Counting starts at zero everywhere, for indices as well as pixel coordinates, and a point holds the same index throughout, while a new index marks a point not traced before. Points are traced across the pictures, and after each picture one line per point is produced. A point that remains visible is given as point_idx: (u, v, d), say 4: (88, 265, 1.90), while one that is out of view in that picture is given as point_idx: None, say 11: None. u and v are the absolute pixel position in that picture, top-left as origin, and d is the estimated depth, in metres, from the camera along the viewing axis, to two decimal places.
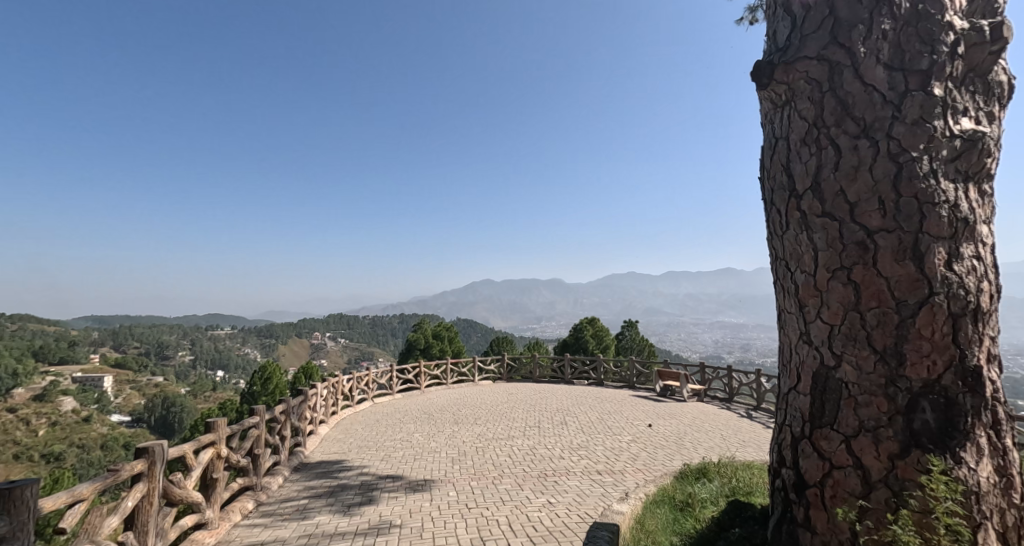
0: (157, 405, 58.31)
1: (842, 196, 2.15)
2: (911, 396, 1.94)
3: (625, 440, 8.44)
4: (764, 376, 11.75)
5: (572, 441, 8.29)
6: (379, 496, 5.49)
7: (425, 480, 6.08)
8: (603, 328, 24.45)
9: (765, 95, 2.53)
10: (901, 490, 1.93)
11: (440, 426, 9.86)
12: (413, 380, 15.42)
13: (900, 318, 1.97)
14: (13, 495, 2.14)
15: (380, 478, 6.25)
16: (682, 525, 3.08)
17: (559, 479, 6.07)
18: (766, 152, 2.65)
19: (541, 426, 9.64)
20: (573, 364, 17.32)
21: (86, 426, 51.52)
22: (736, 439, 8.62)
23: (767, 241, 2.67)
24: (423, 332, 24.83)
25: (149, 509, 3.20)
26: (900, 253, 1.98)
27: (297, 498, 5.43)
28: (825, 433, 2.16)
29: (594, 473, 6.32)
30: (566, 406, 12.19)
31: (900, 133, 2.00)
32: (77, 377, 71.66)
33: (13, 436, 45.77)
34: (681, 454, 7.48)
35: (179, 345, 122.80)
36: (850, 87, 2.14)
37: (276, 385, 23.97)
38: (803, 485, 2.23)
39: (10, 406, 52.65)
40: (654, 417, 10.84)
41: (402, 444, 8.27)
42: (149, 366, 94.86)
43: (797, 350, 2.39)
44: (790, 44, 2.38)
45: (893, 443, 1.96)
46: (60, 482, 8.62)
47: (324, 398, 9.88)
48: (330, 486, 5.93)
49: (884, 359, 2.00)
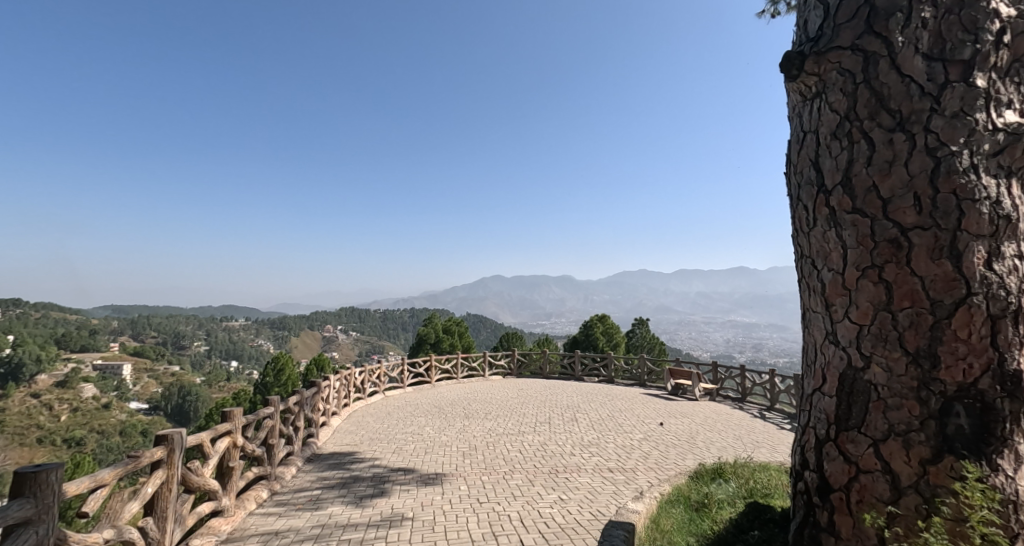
0: (174, 393, 59.61)
1: (874, 192, 2.09)
2: (944, 399, 1.87)
3: (636, 438, 8.40)
4: (779, 376, 11.58)
5: (583, 438, 8.26)
6: (391, 488, 5.52)
7: (437, 474, 6.11)
8: (613, 326, 24.30)
9: (794, 87, 2.46)
10: (933, 497, 1.85)
11: (451, 420, 9.88)
12: (423, 374, 15.51)
13: (935, 319, 1.90)
14: (38, 478, 2.17)
15: (392, 470, 6.29)
16: (698, 526, 3.03)
17: (571, 476, 6.04)
18: (793, 147, 2.57)
19: (551, 422, 9.63)
20: (583, 361, 17.27)
21: (104, 413, 52.77)
22: (749, 439, 8.53)
23: (792, 239, 2.61)
24: (434, 326, 24.96)
25: (168, 495, 3.24)
26: (936, 252, 1.90)
27: (310, 489, 5.47)
28: (851, 436, 2.11)
29: (606, 470, 6.28)
30: (577, 403, 12.16)
31: (938, 126, 1.92)
32: (96, 365, 73.51)
33: (36, 420, 47.30)
34: (694, 453, 7.41)
35: (195, 334, 125.31)
36: (885, 78, 2.06)
37: (289, 377, 24.29)
38: (827, 489, 2.17)
39: (33, 391, 54.38)
40: (666, 415, 10.77)
41: (413, 438, 8.33)
42: (165, 356, 96.96)
43: (823, 351, 2.34)
44: (823, 34, 2.31)
45: (925, 447, 1.89)
46: (82, 468, 8.84)
47: (337, 390, 10.00)
48: (343, 477, 5.98)
49: (917, 361, 1.94)
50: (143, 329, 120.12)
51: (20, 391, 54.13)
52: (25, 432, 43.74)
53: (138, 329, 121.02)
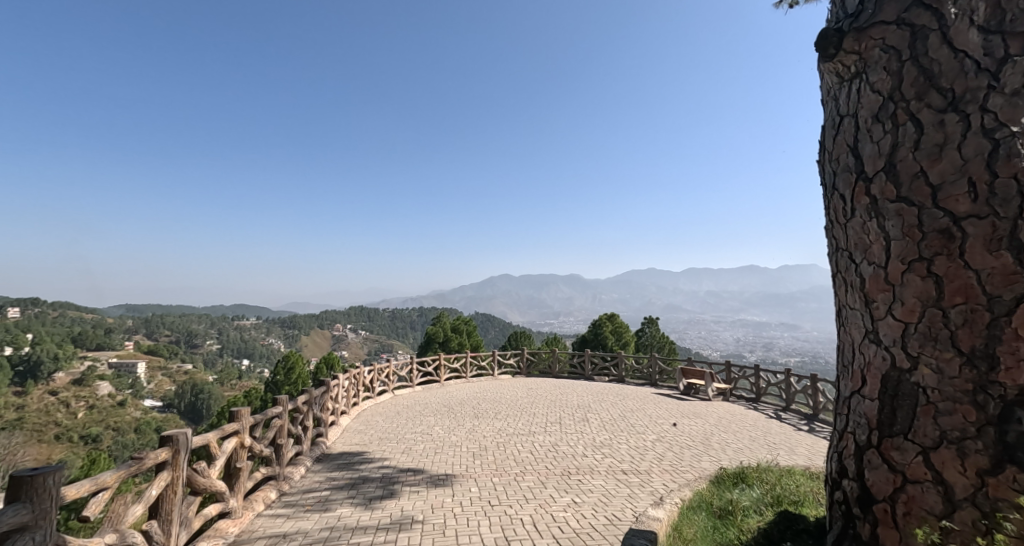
0: (187, 391, 60.52)
1: (922, 178, 1.93)
2: (1003, 405, 1.69)
3: (650, 439, 8.24)
4: (794, 376, 11.32)
5: (595, 438, 8.11)
6: (400, 490, 5.42)
7: (447, 475, 5.99)
8: (622, 325, 24.04)
9: (830, 68, 2.31)
10: (993, 511, 1.68)
11: (460, 420, 9.77)
12: (433, 373, 15.42)
13: (992, 317, 1.73)
14: (34, 482, 2.07)
15: (402, 471, 6.19)
16: (724, 534, 2.86)
17: (583, 478, 5.90)
18: (828, 132, 2.41)
19: (562, 422, 9.50)
20: (593, 360, 17.12)
21: (118, 410, 53.64)
22: (766, 440, 8.32)
23: (827, 231, 2.46)
24: (442, 325, 24.96)
25: (173, 498, 3.13)
26: (994, 242, 1.72)
27: (319, 489, 5.39)
28: (897, 443, 1.95)
29: (620, 472, 6.14)
30: (587, 402, 12.01)
31: (996, 105, 1.74)
32: (112, 362, 74.86)
33: (54, 417, 48.42)
34: (710, 455, 7.24)
35: (207, 333, 127.18)
36: (936, 54, 1.89)
37: (299, 375, 24.48)
38: (869, 500, 2.02)
39: (52, 390, 55.72)
40: (678, 415, 10.60)
41: (423, 437, 8.23)
42: (179, 354, 98.53)
43: (862, 350, 2.19)
44: (864, 10, 2.16)
45: (983, 457, 1.72)
46: (97, 464, 8.89)
47: (346, 389, 9.96)
48: (352, 478, 5.89)
49: (973, 362, 1.77)
50: (157, 328, 122.11)
51: (38, 389, 55.61)
52: (43, 429, 44.89)
53: (152, 327, 123.24)
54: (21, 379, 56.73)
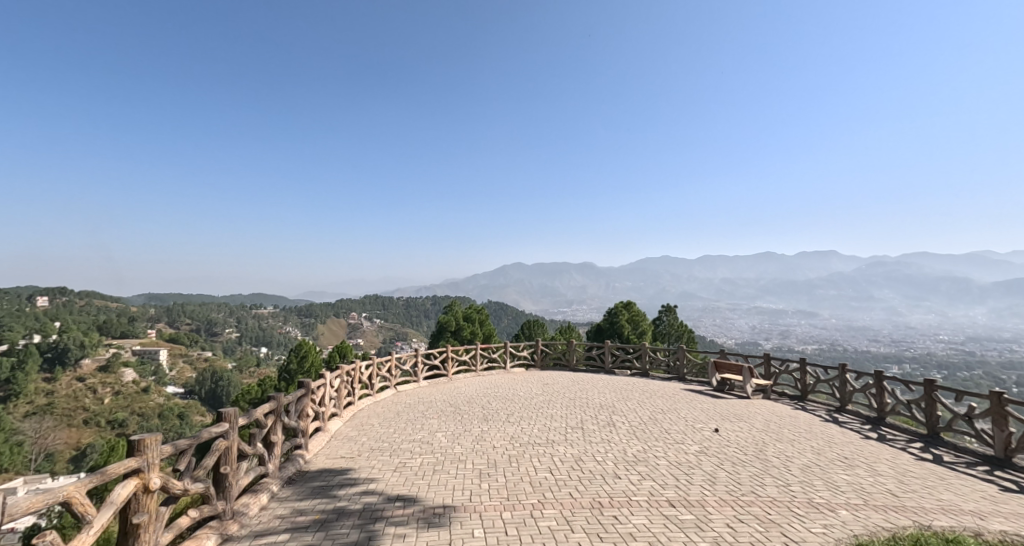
0: (208, 379, 61.45)
1: None
2: None
3: (693, 451, 6.85)
4: (850, 372, 9.84)
5: (627, 452, 6.72)
6: (381, 533, 4.12)
7: (444, 508, 4.67)
8: (641, 313, 22.59)
9: None
10: None
11: (467, 424, 8.47)
12: (440, 367, 14.15)
13: None
14: None
15: (387, 501, 4.88)
16: None
17: (621, 514, 4.55)
18: None
19: (585, 428, 8.16)
20: (614, 353, 15.73)
21: (143, 394, 54.42)
22: (835, 454, 6.82)
23: None
24: (454, 314, 23.84)
25: None
26: None
27: (277, 532, 4.14)
28: None
29: (666, 505, 4.77)
30: (612, 402, 10.63)
31: None
32: (136, 348, 76.59)
33: (82, 403, 49.64)
34: (771, 475, 5.84)
35: (226, 321, 129.18)
36: None
37: (312, 363, 23.58)
38: None
39: (79, 376, 57.01)
40: (719, 418, 9.19)
41: (420, 448, 6.96)
42: (198, 342, 100.08)
43: None
44: None
45: None
46: None
47: (336, 388, 8.77)
48: (324, 511, 4.61)
49: None
50: (179, 315, 124.78)
51: (67, 376, 56.95)
52: (72, 415, 46.21)
53: (176, 315, 125.83)
54: (50, 366, 58.24)
